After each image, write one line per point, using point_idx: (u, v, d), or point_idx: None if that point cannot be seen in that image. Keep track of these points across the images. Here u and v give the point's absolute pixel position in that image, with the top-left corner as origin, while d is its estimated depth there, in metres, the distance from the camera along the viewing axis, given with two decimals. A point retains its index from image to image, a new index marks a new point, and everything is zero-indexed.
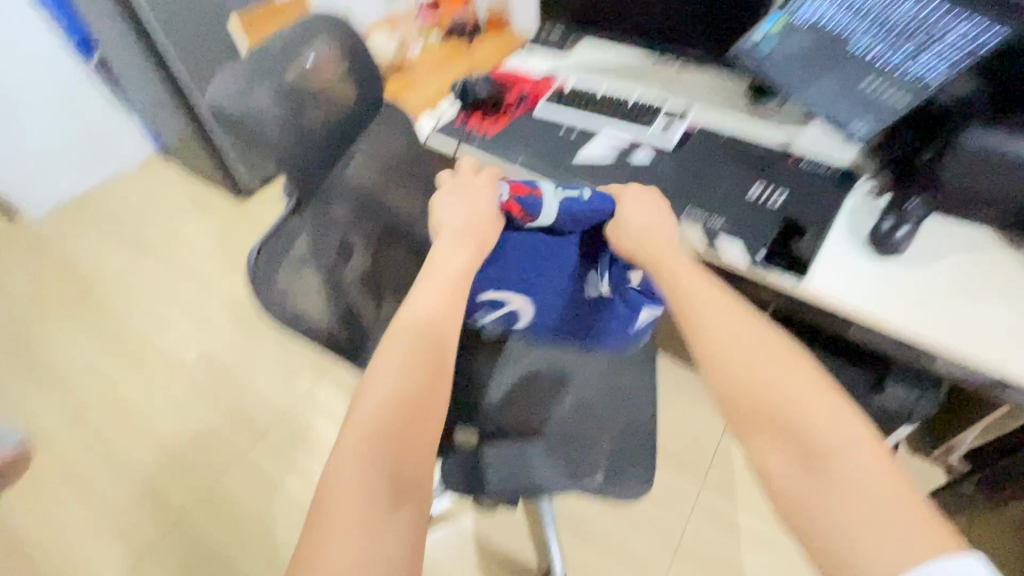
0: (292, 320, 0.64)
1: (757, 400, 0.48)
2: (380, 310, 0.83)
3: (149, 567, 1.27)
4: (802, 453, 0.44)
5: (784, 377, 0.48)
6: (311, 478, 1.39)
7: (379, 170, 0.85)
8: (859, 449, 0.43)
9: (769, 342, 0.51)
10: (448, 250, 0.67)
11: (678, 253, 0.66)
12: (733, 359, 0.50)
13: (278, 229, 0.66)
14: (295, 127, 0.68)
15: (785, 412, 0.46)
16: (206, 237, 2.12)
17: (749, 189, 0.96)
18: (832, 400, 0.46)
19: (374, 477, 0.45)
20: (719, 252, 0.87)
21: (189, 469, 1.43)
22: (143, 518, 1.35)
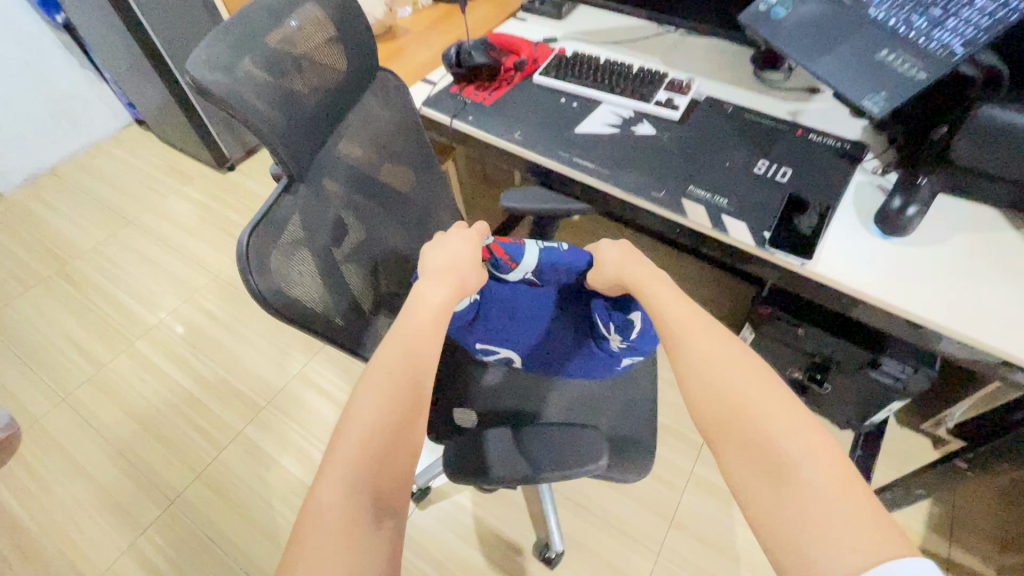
0: (287, 305, 0.61)
1: (720, 414, 0.50)
2: (377, 292, 0.80)
3: (146, 545, 1.27)
4: (761, 462, 0.46)
5: (751, 395, 0.49)
6: (306, 456, 1.39)
7: (372, 144, 0.81)
8: (815, 459, 0.44)
9: (740, 359, 0.53)
10: (429, 281, 0.68)
11: (656, 274, 0.68)
12: (698, 384, 0.53)
13: (271, 212, 0.62)
14: (284, 102, 0.63)
15: (752, 428, 0.48)
16: (189, 210, 2.04)
17: (754, 165, 0.94)
18: (796, 413, 0.48)
19: (356, 492, 0.47)
20: (724, 230, 0.85)
21: (182, 448, 1.42)
22: (138, 497, 1.34)
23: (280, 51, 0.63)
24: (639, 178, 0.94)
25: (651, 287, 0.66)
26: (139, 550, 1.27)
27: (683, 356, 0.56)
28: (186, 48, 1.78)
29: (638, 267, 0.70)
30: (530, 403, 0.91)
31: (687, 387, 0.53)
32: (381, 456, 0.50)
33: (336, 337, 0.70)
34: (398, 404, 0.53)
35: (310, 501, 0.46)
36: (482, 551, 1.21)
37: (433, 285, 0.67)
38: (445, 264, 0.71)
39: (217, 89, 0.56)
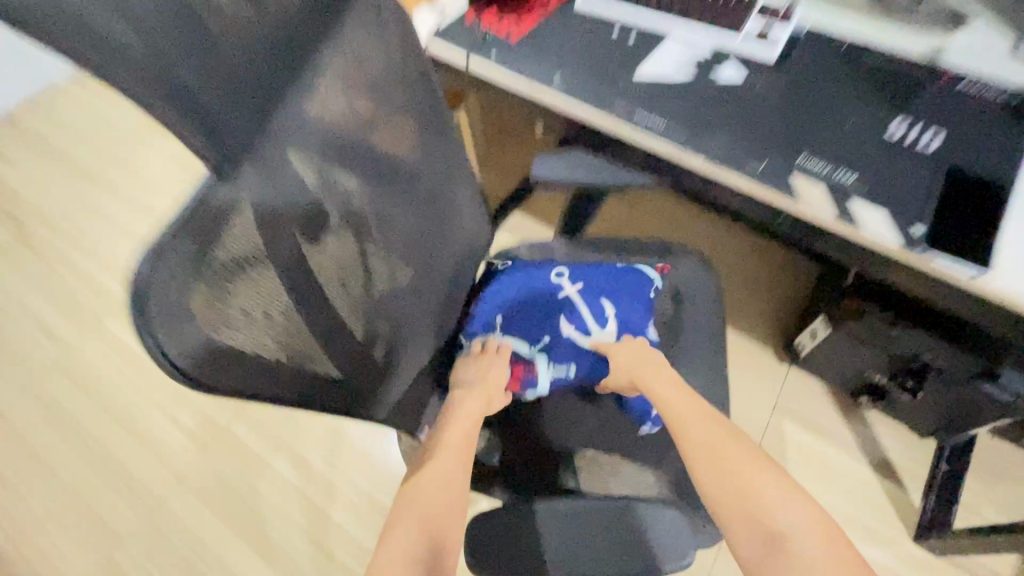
0: (215, 361, 0.41)
1: (732, 494, 0.58)
2: (365, 308, 0.59)
3: (125, 560, 1.13)
4: (765, 536, 0.55)
5: (748, 478, 0.59)
6: (302, 458, 1.21)
7: (358, 100, 0.55)
8: (806, 534, 0.55)
9: (740, 447, 0.62)
10: (465, 392, 0.71)
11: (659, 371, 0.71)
12: (701, 467, 0.61)
13: (201, 223, 0.39)
14: (198, 36, 0.39)
15: (751, 505, 0.57)
16: (163, 164, 1.78)
17: (890, 125, 0.68)
18: (789, 491, 0.58)
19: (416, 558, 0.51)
20: (852, 221, 0.61)
21: (162, 448, 1.25)
22: (115, 504, 1.19)
23: None
24: (727, 145, 0.68)
25: (662, 391, 0.69)
26: (116, 564, 1.13)
27: (693, 449, 0.62)
28: None
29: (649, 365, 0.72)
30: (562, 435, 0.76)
31: (699, 473, 0.61)
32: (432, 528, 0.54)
33: (295, 382, 0.50)
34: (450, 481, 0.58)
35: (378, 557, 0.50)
36: None
37: (469, 395, 0.71)
38: (477, 373, 0.73)
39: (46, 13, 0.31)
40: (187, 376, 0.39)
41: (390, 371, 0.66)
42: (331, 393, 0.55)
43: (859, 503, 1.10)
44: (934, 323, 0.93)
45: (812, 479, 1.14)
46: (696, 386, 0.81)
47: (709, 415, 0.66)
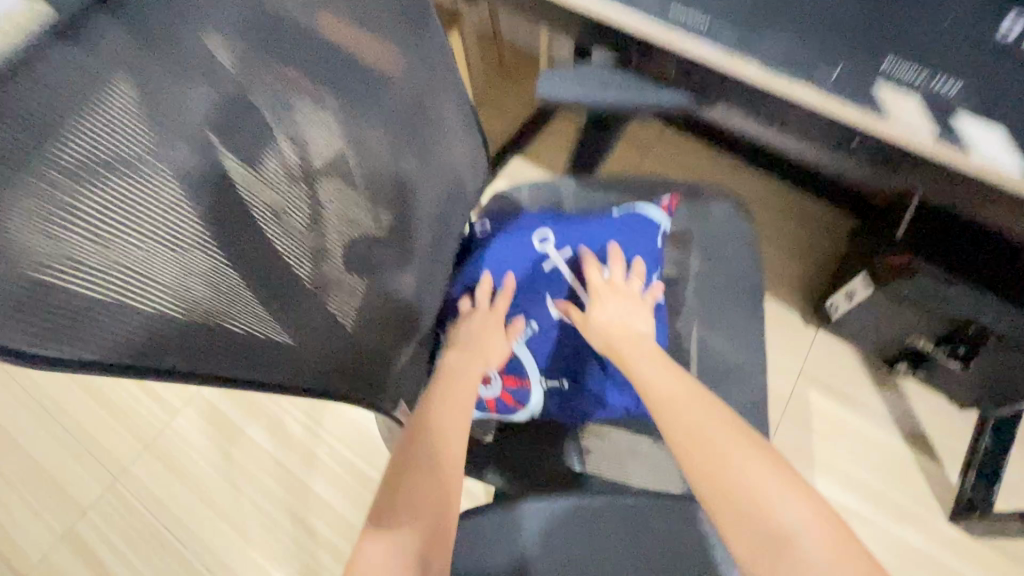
0: (65, 318, 0.29)
1: (723, 484, 0.48)
2: (325, 251, 0.46)
3: (88, 532, 1.04)
4: (766, 532, 0.45)
5: (737, 463, 0.49)
6: (279, 424, 1.11)
7: None
8: (814, 528, 0.45)
9: (727, 428, 0.52)
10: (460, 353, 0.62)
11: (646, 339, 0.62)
12: (686, 450, 0.51)
13: (5, 104, 0.26)
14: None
15: (744, 499, 0.47)
16: None
17: (1003, 20, 0.51)
18: (787, 479, 0.48)
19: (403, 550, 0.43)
20: (959, 144, 0.47)
21: (126, 412, 1.14)
22: (77, 473, 1.09)
23: None
24: (789, 47, 0.53)
25: (639, 363, 0.59)
26: (79, 536, 1.04)
27: (673, 432, 0.52)
28: None
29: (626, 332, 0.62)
30: (572, 401, 0.64)
31: (682, 460, 0.51)
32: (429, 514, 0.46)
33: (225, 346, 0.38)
34: (425, 458, 0.49)
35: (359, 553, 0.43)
36: None
37: (466, 355, 0.61)
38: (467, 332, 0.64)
39: None
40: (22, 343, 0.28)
41: (371, 333, 0.54)
42: (288, 359, 0.43)
43: (889, 478, 1.01)
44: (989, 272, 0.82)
45: (839, 452, 1.04)
46: (726, 350, 0.69)
47: (691, 391, 0.56)
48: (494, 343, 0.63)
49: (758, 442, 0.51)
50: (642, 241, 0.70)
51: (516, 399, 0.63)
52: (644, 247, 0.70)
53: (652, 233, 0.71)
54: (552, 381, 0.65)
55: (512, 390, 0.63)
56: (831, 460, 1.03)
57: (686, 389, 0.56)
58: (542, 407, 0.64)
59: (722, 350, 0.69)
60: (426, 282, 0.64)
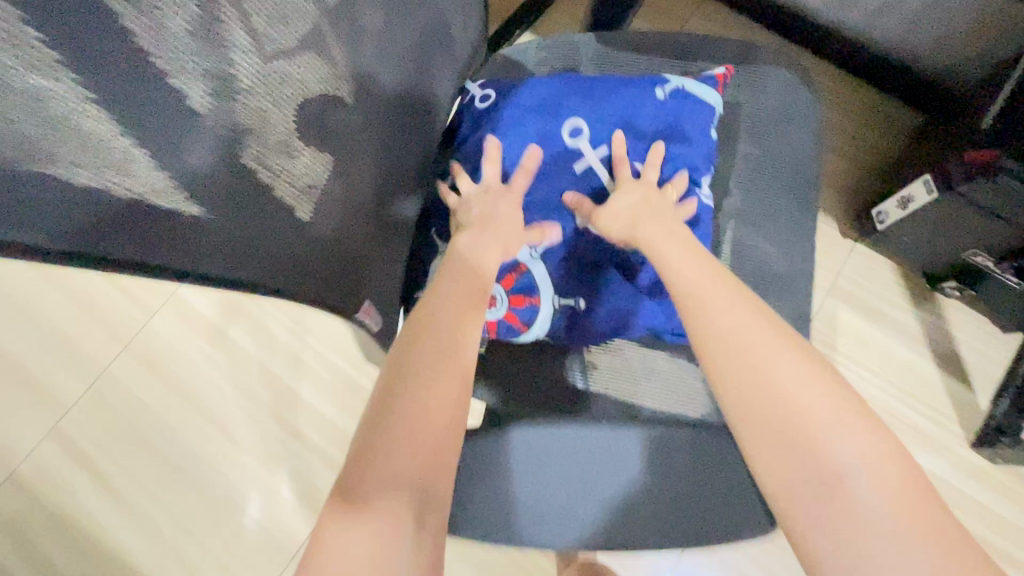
0: None
1: (767, 413, 0.41)
2: (274, 101, 0.33)
3: (73, 430, 1.01)
4: (806, 473, 0.39)
5: (795, 393, 0.41)
6: (262, 327, 1.04)
7: None
8: (867, 469, 0.39)
9: (782, 350, 0.43)
10: (473, 238, 0.50)
11: (674, 228, 0.50)
12: (726, 359, 0.43)
13: None
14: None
15: (792, 433, 0.40)
16: None
17: None
18: (844, 413, 0.41)
19: (399, 485, 0.37)
20: None
21: (99, 310, 1.07)
22: (54, 370, 1.04)
23: None
24: None
25: (665, 248, 0.48)
26: (63, 431, 1.01)
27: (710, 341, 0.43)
28: None
29: (653, 220, 0.50)
30: (586, 323, 0.54)
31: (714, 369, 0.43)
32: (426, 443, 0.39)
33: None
34: (437, 366, 0.41)
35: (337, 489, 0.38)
36: None
37: (481, 238, 0.50)
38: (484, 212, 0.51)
39: None
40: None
41: (337, 224, 0.42)
42: (164, 246, 0.31)
43: (912, 402, 0.94)
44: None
45: (863, 373, 0.96)
46: (769, 256, 0.57)
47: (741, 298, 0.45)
48: (512, 222, 0.51)
49: (820, 365, 0.43)
50: (694, 132, 0.57)
51: (521, 322, 0.53)
52: (697, 139, 0.57)
53: (707, 121, 0.58)
54: (568, 303, 0.54)
55: (518, 312, 0.53)
56: (851, 380, 0.96)
57: (731, 300, 0.45)
58: (553, 333, 0.54)
59: (762, 255, 0.58)
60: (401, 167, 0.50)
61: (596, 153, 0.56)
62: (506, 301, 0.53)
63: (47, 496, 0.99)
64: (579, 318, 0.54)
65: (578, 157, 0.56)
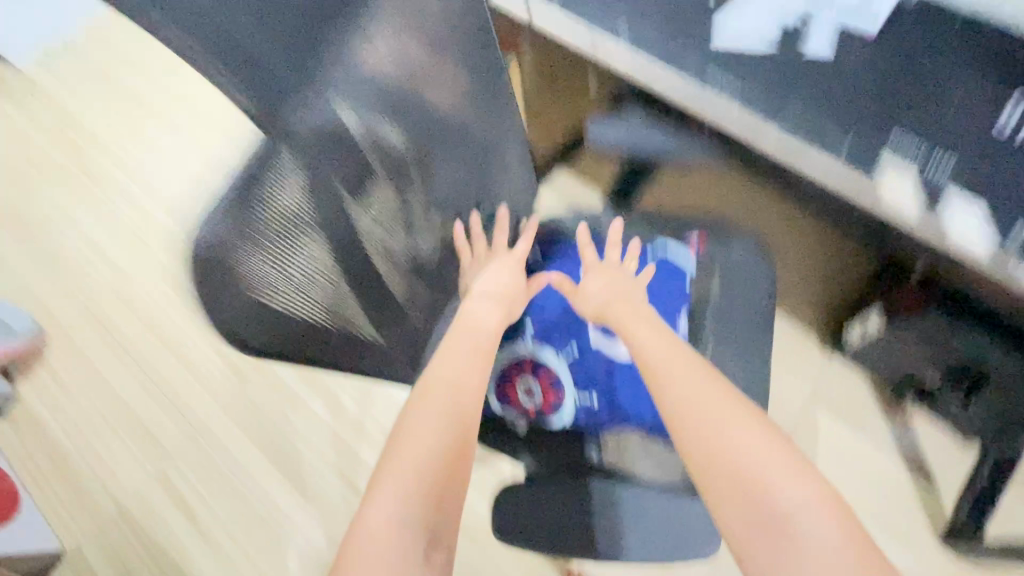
0: (280, 330, 0.53)
1: (721, 469, 0.51)
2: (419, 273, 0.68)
3: (172, 475, 1.22)
4: (759, 519, 0.48)
5: (739, 441, 0.52)
6: (334, 399, 1.26)
7: (410, 39, 0.55)
8: (811, 516, 0.48)
9: (731, 410, 0.55)
10: (484, 306, 0.67)
11: (640, 313, 0.66)
12: (684, 422, 0.54)
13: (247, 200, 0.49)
14: (257, 3, 0.44)
15: (737, 477, 0.50)
16: (207, 94, 1.76)
17: (1000, 110, 0.60)
18: (789, 467, 0.51)
19: (415, 513, 0.48)
20: (939, 215, 0.56)
21: (206, 375, 1.32)
22: (164, 422, 1.28)
23: None
24: (809, 117, 0.63)
25: (636, 329, 0.64)
26: (164, 476, 1.23)
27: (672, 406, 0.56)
28: None
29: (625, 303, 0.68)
30: (600, 417, 0.69)
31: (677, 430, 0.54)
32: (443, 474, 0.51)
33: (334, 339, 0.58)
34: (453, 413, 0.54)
35: (364, 514, 0.48)
36: None
37: (494, 311, 0.67)
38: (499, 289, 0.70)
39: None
40: (222, 330, 0.49)
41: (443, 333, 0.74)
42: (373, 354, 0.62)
43: (884, 501, 1.08)
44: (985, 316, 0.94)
45: (840, 472, 1.11)
46: (736, 375, 0.78)
47: (697, 370, 0.59)
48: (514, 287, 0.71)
49: (761, 422, 0.54)
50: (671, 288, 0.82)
51: (550, 410, 0.70)
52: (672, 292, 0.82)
53: (680, 280, 0.83)
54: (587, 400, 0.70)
55: (549, 403, 0.70)
56: (830, 477, 1.11)
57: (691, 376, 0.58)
58: (575, 421, 0.70)
59: (731, 372, 0.79)
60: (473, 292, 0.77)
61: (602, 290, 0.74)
62: (538, 394, 0.70)
63: (143, 531, 1.18)
64: (591, 412, 0.69)
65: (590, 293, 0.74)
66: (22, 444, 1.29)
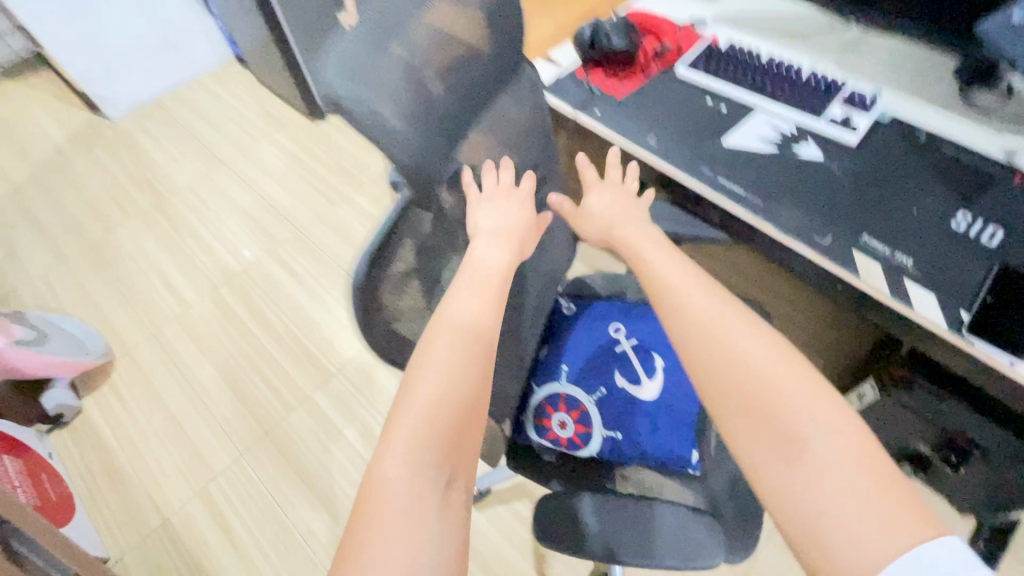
0: (398, 346, 0.61)
1: (740, 397, 0.49)
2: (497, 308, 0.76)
3: (216, 493, 1.32)
4: (779, 447, 0.46)
5: (762, 377, 0.49)
6: (370, 431, 1.38)
7: (503, 133, 0.65)
8: (833, 441, 0.45)
9: (753, 337, 0.52)
10: (489, 242, 0.61)
11: (650, 239, 0.65)
12: (702, 351, 0.52)
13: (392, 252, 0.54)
14: (424, 100, 0.49)
15: (758, 410, 0.48)
16: (279, 158, 2.05)
17: (951, 216, 0.75)
18: (814, 393, 0.48)
19: (422, 477, 0.45)
20: (906, 300, 0.69)
21: (255, 402, 1.45)
22: (213, 443, 1.39)
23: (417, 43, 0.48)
24: (799, 216, 0.78)
25: (652, 258, 0.62)
26: (209, 494, 1.32)
27: (689, 331, 0.54)
28: None
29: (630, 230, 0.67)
30: (622, 449, 0.79)
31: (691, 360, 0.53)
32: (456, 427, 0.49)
33: None
34: (447, 372, 0.51)
35: (380, 470, 0.45)
36: (535, 567, 1.19)
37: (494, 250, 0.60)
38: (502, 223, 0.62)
39: (348, 95, 0.42)
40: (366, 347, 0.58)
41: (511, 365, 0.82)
42: None
43: None
44: (970, 396, 0.99)
45: None
46: None
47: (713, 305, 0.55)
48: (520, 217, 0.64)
49: (791, 355, 0.51)
50: None
51: (581, 442, 0.80)
52: None
53: None
54: (610, 434, 0.80)
55: (580, 435, 0.80)
56: None
57: (711, 306, 0.55)
58: (600, 452, 0.80)
59: None
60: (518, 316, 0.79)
61: (627, 342, 0.86)
62: (571, 427, 0.81)
63: (185, 543, 1.26)
64: (616, 445, 0.80)
65: (617, 344, 0.86)
66: (79, 454, 1.40)
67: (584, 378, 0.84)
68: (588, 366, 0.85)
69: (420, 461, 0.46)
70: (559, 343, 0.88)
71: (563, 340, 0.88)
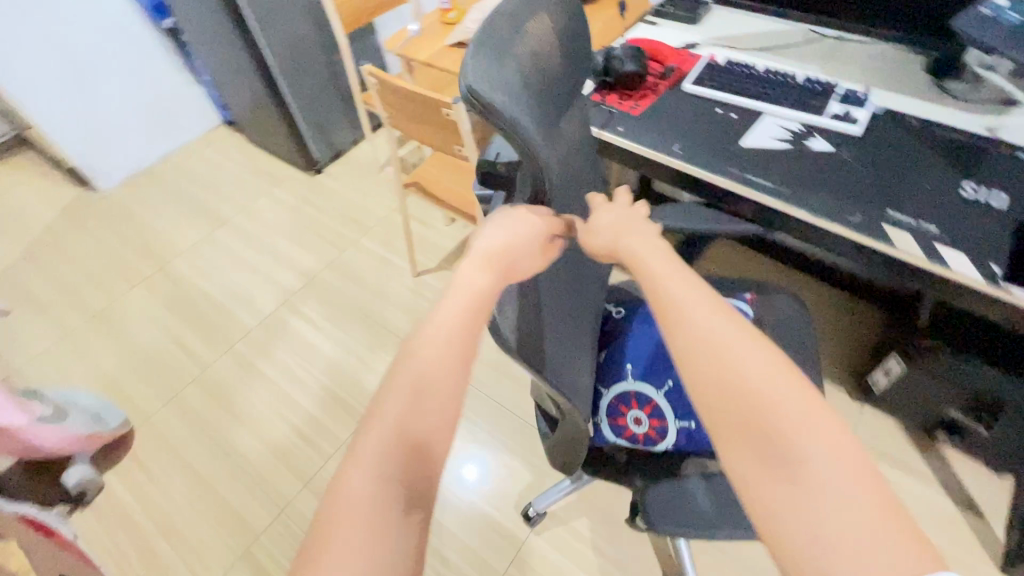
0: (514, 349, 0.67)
1: (734, 404, 0.38)
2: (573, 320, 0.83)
3: (260, 554, 1.26)
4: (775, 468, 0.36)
5: (770, 389, 0.38)
6: None
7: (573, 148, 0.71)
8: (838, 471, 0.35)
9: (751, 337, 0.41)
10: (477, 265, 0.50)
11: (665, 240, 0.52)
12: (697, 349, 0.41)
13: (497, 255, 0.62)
14: (538, 113, 0.53)
15: (762, 434, 0.37)
16: (282, 211, 2.08)
17: (960, 185, 0.84)
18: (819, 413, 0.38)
19: (386, 493, 0.37)
20: (941, 263, 0.76)
21: (290, 455, 1.41)
22: (251, 503, 1.34)
23: (529, 67, 0.52)
24: (826, 201, 0.86)
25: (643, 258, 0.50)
26: (252, 556, 1.26)
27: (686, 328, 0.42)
28: (293, 60, 1.90)
29: (637, 234, 0.53)
30: (697, 436, 0.82)
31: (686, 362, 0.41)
32: (422, 450, 0.40)
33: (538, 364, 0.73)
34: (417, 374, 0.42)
35: (334, 491, 0.36)
36: None
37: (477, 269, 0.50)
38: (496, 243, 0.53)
39: (498, 102, 0.45)
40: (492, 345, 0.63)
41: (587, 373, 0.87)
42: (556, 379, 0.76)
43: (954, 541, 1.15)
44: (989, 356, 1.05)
45: None
46: None
47: (719, 305, 0.43)
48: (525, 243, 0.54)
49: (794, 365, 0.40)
50: None
51: (657, 435, 0.83)
52: None
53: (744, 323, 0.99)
54: (683, 424, 0.83)
55: (655, 428, 0.83)
56: None
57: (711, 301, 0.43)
58: (676, 443, 0.82)
59: None
60: (578, 319, 0.82)
61: None
62: (646, 421, 0.84)
63: None
64: (691, 434, 0.82)
65: None
66: (105, 531, 1.33)
67: (649, 374, 0.87)
68: (651, 362, 0.88)
69: (385, 475, 0.37)
70: (621, 344, 0.92)
71: (622, 340, 0.92)
